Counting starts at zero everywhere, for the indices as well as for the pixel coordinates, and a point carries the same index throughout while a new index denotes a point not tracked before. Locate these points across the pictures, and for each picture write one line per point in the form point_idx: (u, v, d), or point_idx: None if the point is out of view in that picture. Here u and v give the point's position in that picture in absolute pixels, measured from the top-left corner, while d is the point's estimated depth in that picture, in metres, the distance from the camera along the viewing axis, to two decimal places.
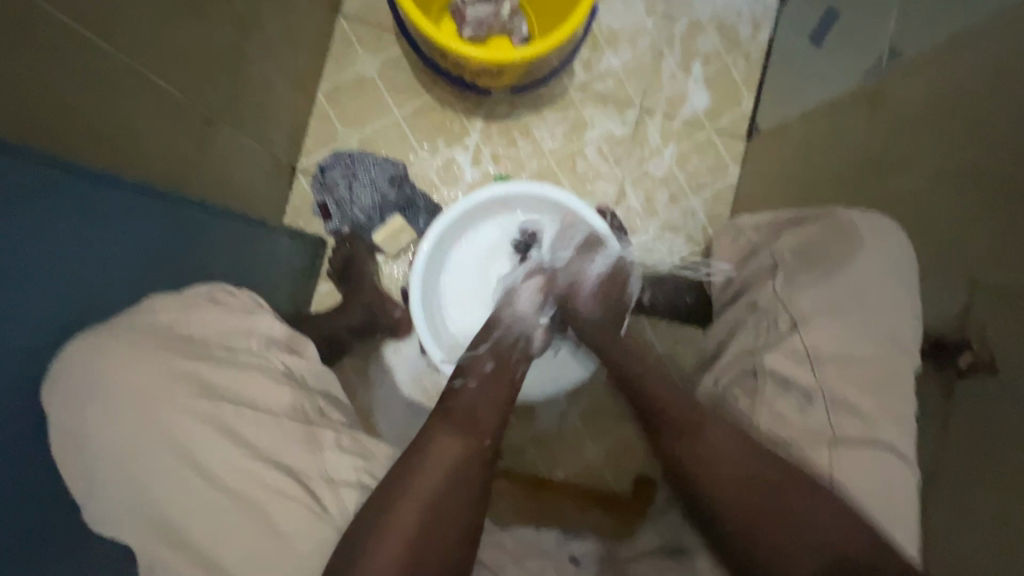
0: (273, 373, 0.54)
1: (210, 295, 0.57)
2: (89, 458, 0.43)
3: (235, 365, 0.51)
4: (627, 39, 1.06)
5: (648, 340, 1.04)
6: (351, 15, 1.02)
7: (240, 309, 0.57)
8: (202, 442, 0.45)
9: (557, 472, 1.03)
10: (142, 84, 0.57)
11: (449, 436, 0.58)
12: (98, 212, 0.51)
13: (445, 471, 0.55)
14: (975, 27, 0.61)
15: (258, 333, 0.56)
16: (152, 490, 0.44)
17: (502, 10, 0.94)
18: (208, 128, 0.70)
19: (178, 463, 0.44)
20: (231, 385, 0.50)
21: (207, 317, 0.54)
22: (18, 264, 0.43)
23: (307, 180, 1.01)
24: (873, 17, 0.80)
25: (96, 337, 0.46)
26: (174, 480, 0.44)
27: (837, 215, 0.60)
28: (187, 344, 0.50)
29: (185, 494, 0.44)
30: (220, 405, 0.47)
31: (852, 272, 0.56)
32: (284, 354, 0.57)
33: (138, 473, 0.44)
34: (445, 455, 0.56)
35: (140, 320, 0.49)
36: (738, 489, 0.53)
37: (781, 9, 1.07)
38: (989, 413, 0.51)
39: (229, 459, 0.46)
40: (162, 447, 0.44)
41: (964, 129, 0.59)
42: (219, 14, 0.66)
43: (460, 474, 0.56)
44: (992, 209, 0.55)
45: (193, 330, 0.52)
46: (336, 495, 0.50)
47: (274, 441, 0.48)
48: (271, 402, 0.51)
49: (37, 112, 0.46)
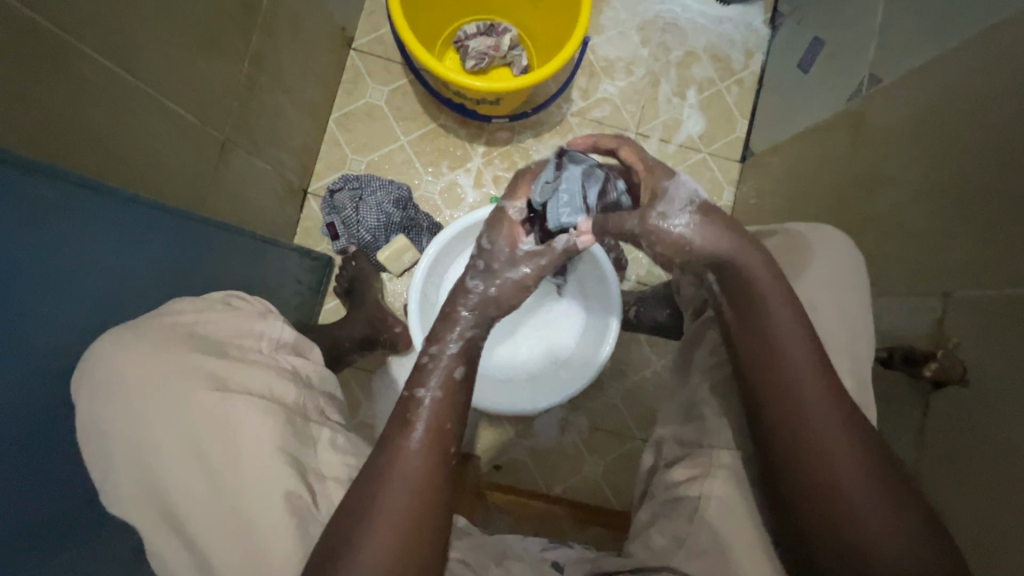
0: (280, 371, 0.58)
1: (226, 300, 0.62)
2: (103, 446, 0.46)
3: (249, 362, 0.56)
4: (623, 68, 1.11)
5: (645, 357, 1.07)
6: (361, 49, 1.09)
7: (253, 313, 0.62)
8: (211, 433, 0.49)
9: (555, 487, 1.03)
10: (164, 112, 0.63)
11: (405, 457, 0.46)
12: (126, 226, 0.56)
13: (401, 505, 0.44)
14: (945, 54, 0.64)
15: (268, 336, 0.61)
16: (161, 476, 0.47)
17: (502, 43, 1.00)
18: (223, 154, 0.76)
19: (189, 450, 0.48)
20: (246, 378, 0.54)
21: (225, 319, 0.59)
22: (50, 271, 0.47)
23: (317, 202, 1.07)
24: (857, 44, 0.84)
25: (121, 333, 0.50)
26: (182, 467, 0.47)
27: (789, 230, 0.63)
28: (207, 342, 0.55)
29: (192, 481, 0.47)
30: (229, 398, 0.51)
31: (806, 282, 0.57)
32: (290, 355, 0.62)
33: (149, 458, 0.47)
34: (397, 484, 0.45)
35: (164, 318, 0.54)
36: (834, 469, 0.45)
37: (773, 38, 1.11)
38: (967, 422, 0.52)
39: (239, 449, 0.49)
40: (175, 435, 0.48)
41: (937, 150, 0.61)
42: (237, 50, 0.72)
43: (426, 503, 0.45)
44: (963, 225, 0.56)
45: (211, 330, 0.57)
46: (325, 490, 0.52)
47: (277, 435, 0.51)
48: (282, 395, 0.55)
49: (65, 137, 0.51)
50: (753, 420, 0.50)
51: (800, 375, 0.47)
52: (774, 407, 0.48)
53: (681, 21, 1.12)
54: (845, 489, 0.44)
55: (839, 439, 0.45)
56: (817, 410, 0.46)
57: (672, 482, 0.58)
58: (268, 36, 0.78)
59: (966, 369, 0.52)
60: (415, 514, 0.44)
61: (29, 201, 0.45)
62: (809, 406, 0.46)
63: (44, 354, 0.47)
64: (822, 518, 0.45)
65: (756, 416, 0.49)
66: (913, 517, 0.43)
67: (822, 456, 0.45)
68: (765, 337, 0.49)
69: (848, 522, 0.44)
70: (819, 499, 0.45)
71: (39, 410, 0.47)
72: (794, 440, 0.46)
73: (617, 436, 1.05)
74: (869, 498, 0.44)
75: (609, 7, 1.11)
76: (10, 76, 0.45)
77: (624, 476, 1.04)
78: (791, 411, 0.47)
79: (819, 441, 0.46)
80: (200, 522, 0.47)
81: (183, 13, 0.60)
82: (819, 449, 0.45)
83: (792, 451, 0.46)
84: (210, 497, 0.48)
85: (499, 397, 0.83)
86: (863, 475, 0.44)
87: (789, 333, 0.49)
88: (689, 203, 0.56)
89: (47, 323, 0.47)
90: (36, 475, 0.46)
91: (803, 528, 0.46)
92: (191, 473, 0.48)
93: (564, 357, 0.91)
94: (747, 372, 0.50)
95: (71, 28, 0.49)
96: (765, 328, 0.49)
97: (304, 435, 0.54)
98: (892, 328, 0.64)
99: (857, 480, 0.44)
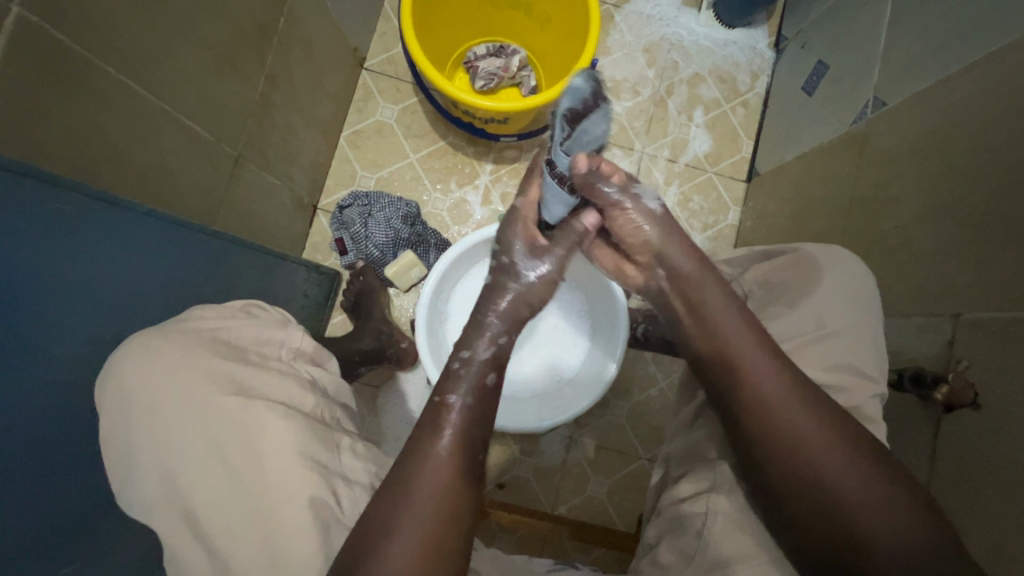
0: (300, 379, 0.58)
1: (245, 309, 0.62)
2: (128, 449, 0.47)
3: (269, 369, 0.56)
4: (629, 88, 1.13)
5: (652, 376, 1.06)
6: (372, 68, 1.11)
7: (274, 321, 0.63)
8: (233, 436, 0.49)
9: (560, 506, 1.02)
10: (181, 129, 0.64)
11: (437, 456, 0.47)
12: (142, 238, 0.56)
13: (433, 507, 0.44)
14: (949, 78, 0.65)
15: (288, 344, 0.62)
16: (182, 483, 0.47)
17: (510, 63, 1.02)
18: (236, 170, 0.77)
19: (211, 458, 0.47)
20: (264, 386, 0.54)
21: (247, 325, 0.59)
22: (71, 280, 0.48)
23: (326, 217, 1.08)
24: (861, 67, 0.85)
25: (150, 335, 0.51)
26: (204, 474, 0.47)
27: (799, 249, 0.63)
28: (229, 348, 0.55)
29: (210, 488, 0.47)
30: (251, 402, 0.51)
31: (814, 302, 0.57)
32: (309, 365, 0.62)
33: (174, 463, 0.47)
34: (429, 484, 0.45)
35: (188, 324, 0.54)
36: (811, 450, 0.46)
37: (778, 60, 1.13)
38: (977, 444, 0.51)
39: (256, 457, 0.49)
40: (196, 442, 0.47)
41: (943, 173, 0.62)
42: (252, 69, 0.74)
43: (455, 502, 0.45)
44: (971, 247, 0.56)
45: (233, 336, 0.57)
46: (349, 496, 0.52)
47: (300, 440, 0.51)
48: (301, 404, 0.55)
49: (85, 153, 0.52)
50: (723, 416, 0.52)
51: (768, 370, 0.50)
52: (739, 398, 0.50)
53: (687, 44, 1.13)
54: (839, 486, 0.44)
55: (810, 420, 0.47)
56: (799, 405, 0.48)
57: (681, 496, 0.57)
58: (282, 54, 0.80)
59: (977, 393, 0.52)
60: (444, 513, 0.45)
61: (54, 215, 0.46)
62: (771, 392, 0.49)
63: (56, 361, 0.47)
64: (811, 505, 0.45)
65: (726, 412, 0.51)
66: (907, 503, 0.44)
67: (806, 452, 0.46)
68: (718, 330, 0.54)
69: (843, 506, 0.44)
70: (806, 486, 0.45)
71: (50, 417, 0.47)
72: (766, 427, 0.48)
73: (623, 455, 1.04)
74: (853, 474, 0.45)
75: (615, 29, 1.13)
76: (37, 97, 0.46)
77: (630, 497, 1.03)
78: (760, 399, 0.49)
79: (804, 436, 0.47)
80: (219, 529, 0.47)
81: (199, 31, 0.62)
82: (791, 434, 0.47)
83: (783, 455, 0.47)
84: (232, 501, 0.47)
85: (509, 418, 0.82)
86: (842, 451, 0.46)
87: (740, 321, 0.54)
88: (657, 198, 0.63)
89: (64, 331, 0.48)
90: (40, 483, 0.46)
91: (797, 518, 0.46)
92: (214, 475, 0.47)
93: (569, 376, 0.91)
94: (729, 365, 0.52)
95: (96, 48, 0.50)
96: (716, 328, 0.54)
97: (326, 444, 0.54)
98: (902, 350, 0.64)
99: (837, 463, 0.45)
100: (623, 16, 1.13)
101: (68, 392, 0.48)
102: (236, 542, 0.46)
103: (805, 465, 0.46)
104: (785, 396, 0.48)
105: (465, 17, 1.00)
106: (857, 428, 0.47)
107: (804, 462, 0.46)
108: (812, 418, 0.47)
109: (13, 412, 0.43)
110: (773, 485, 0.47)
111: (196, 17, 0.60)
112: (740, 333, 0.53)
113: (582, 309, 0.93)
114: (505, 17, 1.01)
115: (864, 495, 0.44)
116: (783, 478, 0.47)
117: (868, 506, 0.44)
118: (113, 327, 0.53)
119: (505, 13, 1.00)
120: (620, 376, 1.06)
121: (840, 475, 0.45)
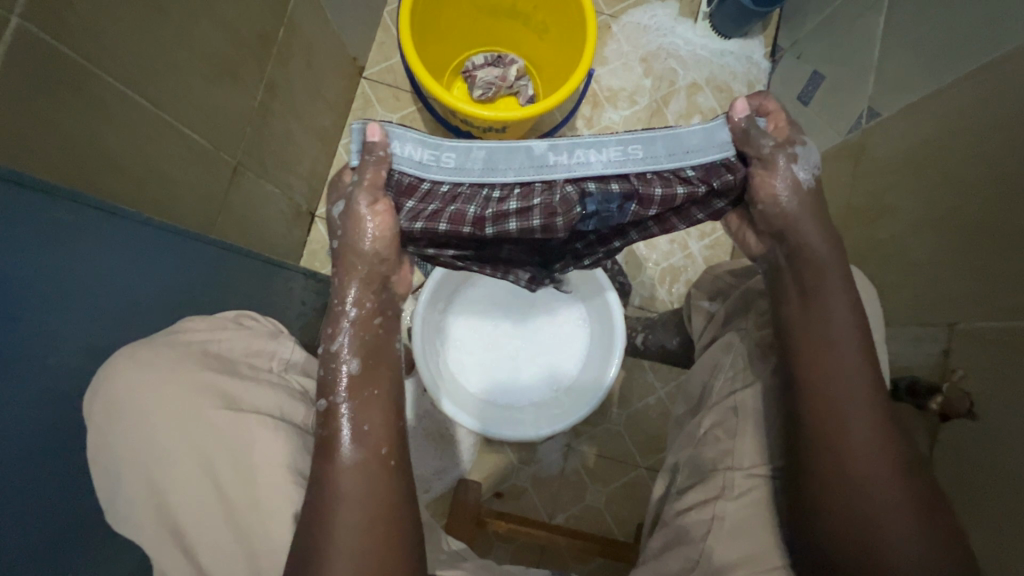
0: (290, 390, 0.58)
1: (236, 320, 0.62)
2: (114, 464, 0.47)
3: (259, 381, 0.55)
4: (626, 98, 1.13)
5: (650, 385, 1.06)
6: (371, 78, 1.12)
7: (265, 332, 0.63)
8: (223, 449, 0.49)
9: (557, 516, 1.01)
10: (179, 138, 0.64)
11: (343, 471, 0.46)
12: (138, 248, 0.56)
13: (354, 523, 0.44)
14: (942, 89, 0.65)
15: (279, 356, 0.61)
16: (168, 497, 0.47)
17: (508, 73, 1.03)
18: (234, 178, 0.78)
19: (197, 473, 0.48)
20: (253, 398, 0.53)
21: (236, 338, 0.59)
22: (66, 288, 0.48)
23: (324, 225, 1.08)
24: (855, 78, 0.86)
25: (137, 348, 0.50)
26: (190, 487, 0.47)
27: None
28: (218, 360, 0.54)
29: (193, 502, 0.47)
30: (241, 416, 0.50)
31: None
32: (300, 376, 0.62)
33: (158, 478, 0.47)
34: (344, 502, 0.45)
35: (177, 336, 0.54)
36: (867, 476, 0.46)
37: (773, 70, 1.14)
38: (974, 454, 0.51)
39: (243, 471, 0.49)
40: (183, 458, 0.47)
41: (938, 182, 0.62)
42: (251, 78, 0.74)
43: (381, 507, 0.46)
44: (966, 257, 0.56)
45: (224, 347, 0.57)
46: None
47: (288, 453, 0.51)
48: (291, 416, 0.55)
49: (85, 161, 0.53)
50: (789, 418, 0.51)
51: (835, 368, 0.49)
52: (812, 407, 0.49)
53: (684, 54, 1.14)
54: (876, 498, 0.45)
55: (876, 447, 0.46)
56: (859, 412, 0.48)
57: (684, 506, 0.57)
58: (282, 63, 0.80)
59: (973, 402, 0.52)
60: (371, 519, 0.45)
61: (54, 224, 0.46)
62: (846, 404, 0.48)
63: (51, 369, 0.47)
64: (846, 524, 0.45)
65: (795, 416, 0.50)
66: (936, 530, 0.44)
67: (854, 459, 0.47)
68: (814, 332, 0.51)
69: (874, 519, 0.45)
70: (847, 507, 0.46)
71: (45, 426, 0.46)
72: (828, 435, 0.48)
73: (621, 464, 1.04)
74: (897, 503, 0.45)
75: (612, 39, 1.14)
76: (38, 108, 0.47)
77: (629, 507, 1.02)
78: (833, 413, 0.48)
79: (856, 443, 0.47)
80: (202, 543, 0.47)
81: (198, 41, 0.62)
82: (853, 456, 0.47)
83: (832, 457, 0.47)
84: (218, 516, 0.47)
85: (506, 427, 0.82)
86: (894, 483, 0.45)
87: (839, 332, 0.50)
88: (813, 167, 0.53)
89: (58, 338, 0.47)
90: (32, 494, 0.45)
91: (824, 532, 0.46)
92: (200, 492, 0.47)
93: (567, 383, 0.90)
94: (794, 356, 0.51)
95: (94, 58, 0.50)
96: (804, 319, 0.52)
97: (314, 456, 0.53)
98: (900, 359, 0.64)
99: (882, 476, 0.46)
100: (620, 26, 1.14)
101: (62, 401, 0.48)
102: (223, 556, 0.47)
103: (850, 472, 0.46)
104: (851, 401, 0.48)
105: (464, 27, 1.00)
106: (910, 451, 0.47)
107: (849, 469, 0.46)
108: (875, 428, 0.47)
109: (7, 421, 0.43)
110: (814, 483, 0.48)
111: (196, 28, 0.61)
112: (827, 328, 0.51)
113: (581, 318, 0.93)
114: (503, 27, 1.02)
115: (897, 515, 0.44)
116: (823, 479, 0.47)
117: (897, 526, 0.44)
118: (108, 334, 0.53)
119: (504, 23, 1.01)
120: (618, 384, 1.06)
121: (879, 490, 0.45)
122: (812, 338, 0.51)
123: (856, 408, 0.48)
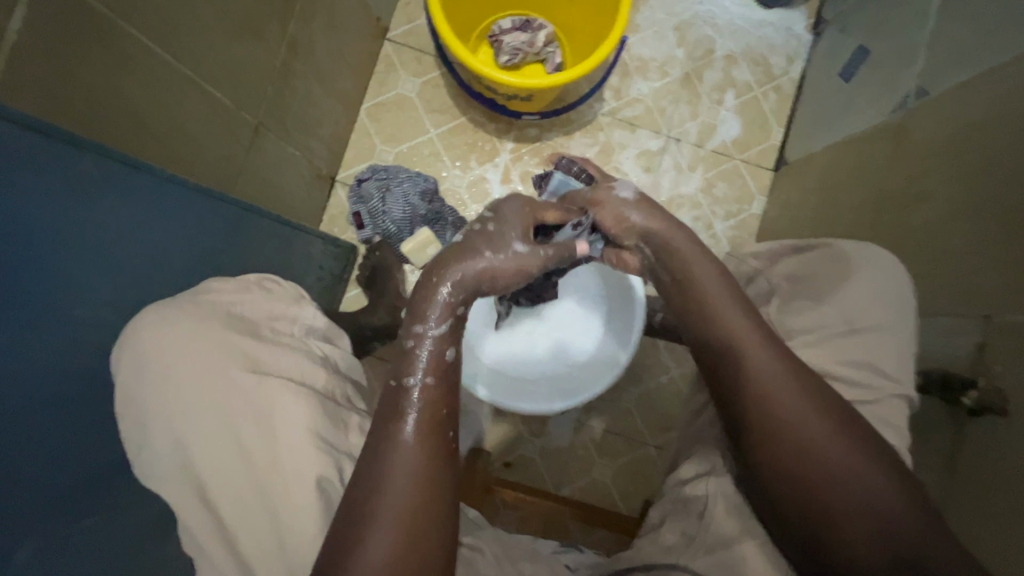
0: (311, 355, 0.59)
1: (260, 283, 0.62)
2: (140, 417, 0.48)
3: (282, 346, 0.56)
4: (656, 68, 1.09)
5: (664, 364, 1.06)
6: (395, 40, 1.09)
7: (289, 297, 0.63)
8: (246, 409, 0.50)
9: (565, 488, 1.03)
10: (202, 95, 0.64)
11: (405, 447, 0.45)
12: (163, 207, 0.56)
13: (403, 502, 0.43)
14: (996, 69, 0.61)
15: (301, 321, 0.62)
16: (192, 451, 0.48)
17: (536, 38, 0.99)
18: (257, 139, 0.77)
19: (221, 430, 0.49)
20: (277, 361, 0.54)
21: (261, 301, 0.59)
22: (93, 243, 0.48)
23: (344, 190, 1.08)
24: (903, 53, 0.81)
25: (165, 307, 0.51)
26: (212, 443, 0.48)
27: (836, 245, 0.62)
28: (242, 322, 0.55)
29: (216, 458, 0.48)
30: (265, 378, 0.52)
31: (841, 298, 0.57)
32: (322, 342, 0.62)
33: (184, 433, 0.48)
34: (397, 473, 0.44)
35: (204, 296, 0.55)
36: (818, 441, 0.46)
37: (814, 44, 1.08)
38: (1001, 449, 0.50)
39: (264, 431, 0.50)
40: (207, 414, 0.49)
41: (982, 168, 0.59)
42: (273, 35, 0.72)
43: (428, 485, 0.44)
44: (1008, 247, 0.54)
45: (248, 311, 0.58)
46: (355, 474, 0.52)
47: (311, 416, 0.52)
48: (311, 379, 0.56)
49: (109, 113, 0.52)
50: (734, 424, 0.51)
51: (757, 355, 0.51)
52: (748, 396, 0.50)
53: (721, 23, 1.09)
54: (834, 473, 0.45)
55: (813, 408, 0.48)
56: (790, 391, 0.49)
57: (683, 477, 0.58)
58: (304, 21, 0.78)
59: (1006, 396, 0.51)
60: (427, 496, 0.44)
61: (82, 178, 0.47)
62: (782, 387, 0.49)
63: (78, 322, 0.48)
64: (839, 511, 0.44)
65: (740, 419, 0.50)
66: (902, 495, 0.44)
67: (805, 438, 0.47)
68: (724, 332, 0.54)
69: (840, 496, 0.44)
70: (812, 491, 0.45)
71: (76, 377, 0.48)
72: (771, 422, 0.48)
73: (631, 441, 1.04)
74: (856, 474, 0.45)
75: (646, 6, 1.09)
76: (63, 60, 0.46)
77: (635, 482, 1.03)
78: (770, 397, 0.49)
79: (801, 421, 0.47)
80: (225, 496, 0.48)
81: None
82: (795, 423, 0.47)
83: (781, 441, 0.47)
84: (239, 473, 0.49)
85: (522, 399, 0.82)
86: (844, 439, 0.46)
87: (743, 325, 0.54)
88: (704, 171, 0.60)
89: (85, 292, 0.48)
90: (67, 441, 0.47)
91: (807, 510, 0.46)
92: (224, 449, 0.49)
93: (581, 360, 0.90)
94: (725, 355, 0.53)
95: (118, 9, 0.49)
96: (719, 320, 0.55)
97: (333, 420, 0.54)
98: (928, 350, 0.62)
99: (834, 450, 0.46)
100: None
101: (90, 355, 0.49)
102: (243, 509, 0.48)
103: (804, 453, 0.46)
104: (788, 381, 0.49)
105: None
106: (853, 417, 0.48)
107: (802, 449, 0.46)
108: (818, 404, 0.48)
109: (40, 372, 0.44)
110: (774, 471, 0.47)
111: None
112: (739, 322, 0.54)
113: (599, 298, 0.93)
114: None
115: (857, 484, 0.44)
116: (780, 467, 0.47)
117: (860, 494, 0.44)
118: (133, 292, 0.54)
119: None
120: (632, 361, 1.05)
121: (838, 463, 0.45)
122: (732, 332, 0.54)
123: (795, 387, 0.49)
